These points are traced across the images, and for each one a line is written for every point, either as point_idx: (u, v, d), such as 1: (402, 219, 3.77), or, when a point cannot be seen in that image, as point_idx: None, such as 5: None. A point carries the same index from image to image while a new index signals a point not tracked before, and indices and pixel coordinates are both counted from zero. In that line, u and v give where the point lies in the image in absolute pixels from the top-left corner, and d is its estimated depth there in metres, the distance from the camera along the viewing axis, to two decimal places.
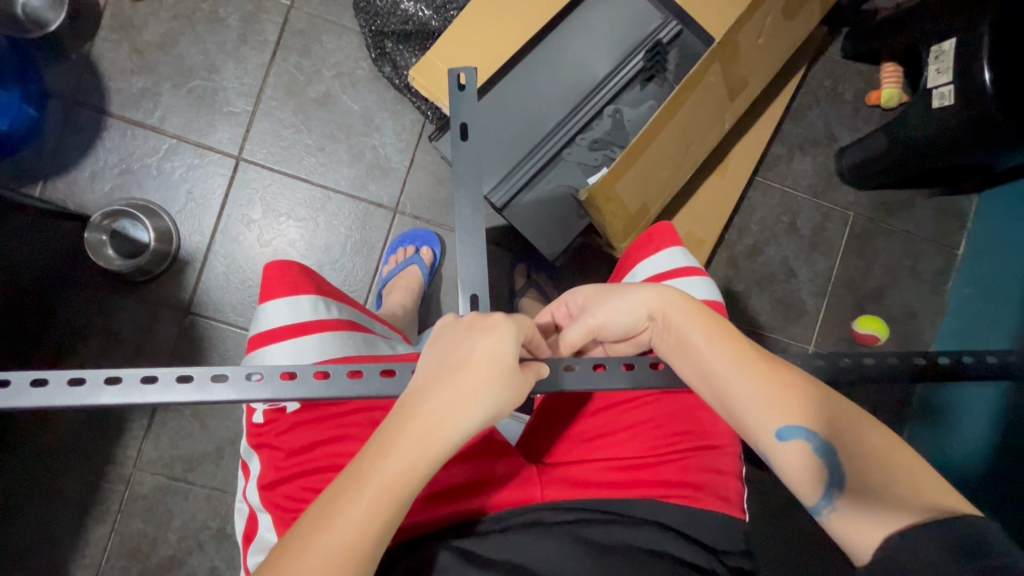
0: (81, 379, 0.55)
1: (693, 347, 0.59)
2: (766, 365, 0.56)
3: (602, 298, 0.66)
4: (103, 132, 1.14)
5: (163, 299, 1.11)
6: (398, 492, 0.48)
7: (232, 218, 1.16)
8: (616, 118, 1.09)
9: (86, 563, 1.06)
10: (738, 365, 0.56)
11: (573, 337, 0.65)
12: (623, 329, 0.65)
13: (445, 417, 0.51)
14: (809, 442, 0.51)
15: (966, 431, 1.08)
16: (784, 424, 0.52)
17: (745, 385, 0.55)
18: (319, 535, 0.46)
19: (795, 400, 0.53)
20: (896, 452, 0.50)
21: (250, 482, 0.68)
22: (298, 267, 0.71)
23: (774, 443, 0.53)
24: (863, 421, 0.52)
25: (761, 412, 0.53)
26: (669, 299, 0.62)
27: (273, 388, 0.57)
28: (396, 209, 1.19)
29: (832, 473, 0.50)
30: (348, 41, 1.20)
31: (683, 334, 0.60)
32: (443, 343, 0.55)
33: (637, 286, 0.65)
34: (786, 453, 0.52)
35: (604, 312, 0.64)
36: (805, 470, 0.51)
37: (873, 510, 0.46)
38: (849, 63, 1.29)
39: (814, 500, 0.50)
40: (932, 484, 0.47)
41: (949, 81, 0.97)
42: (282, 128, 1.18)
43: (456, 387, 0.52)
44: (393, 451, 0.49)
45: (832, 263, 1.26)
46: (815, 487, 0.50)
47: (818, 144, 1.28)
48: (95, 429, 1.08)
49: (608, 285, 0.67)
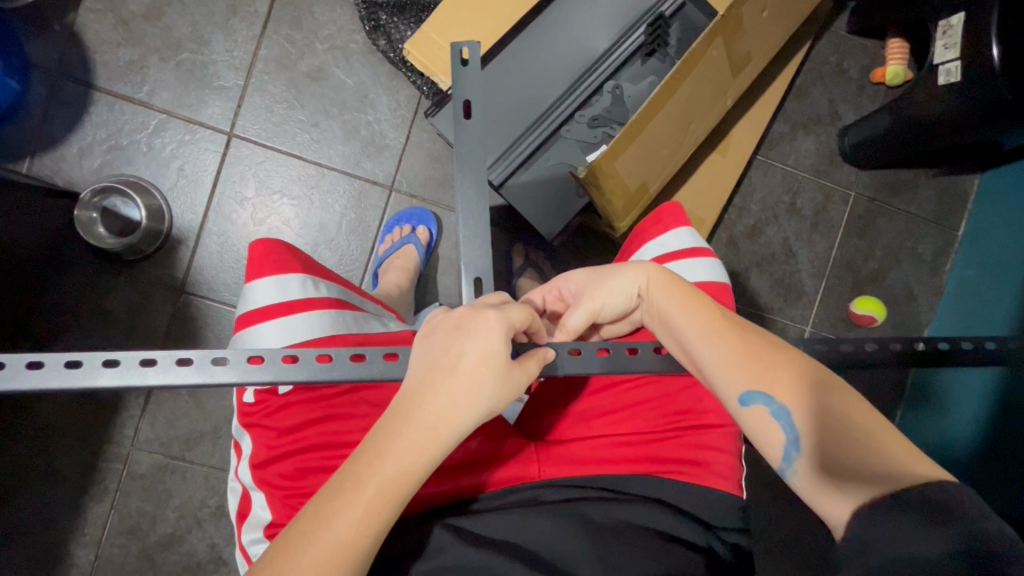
0: (78, 362, 0.55)
1: (672, 321, 0.60)
2: (742, 337, 0.56)
3: (597, 280, 0.65)
4: (89, 106, 1.11)
5: (156, 279, 1.10)
6: (394, 491, 0.48)
7: (225, 196, 1.14)
8: (616, 94, 1.06)
9: (86, 540, 1.07)
10: (706, 333, 0.57)
11: (573, 323, 0.64)
12: (619, 310, 0.65)
13: (438, 419, 0.50)
14: (768, 405, 0.52)
15: (959, 412, 1.08)
16: (746, 389, 0.53)
17: (710, 352, 0.56)
18: (313, 534, 0.46)
19: (760, 366, 0.53)
20: (860, 413, 0.50)
21: (242, 461, 0.67)
22: (284, 245, 0.70)
23: (738, 408, 0.53)
24: (834, 386, 0.52)
25: (725, 377, 0.54)
26: (656, 278, 0.62)
27: (273, 371, 0.56)
28: (392, 187, 1.17)
29: (789, 434, 0.51)
30: (342, 13, 1.17)
31: (664, 311, 0.60)
32: (432, 340, 0.54)
33: (626, 264, 0.65)
34: (749, 417, 0.53)
35: (601, 296, 0.64)
36: (765, 433, 0.52)
37: (847, 483, 0.45)
38: (854, 38, 1.26)
39: (777, 464, 0.51)
40: (897, 448, 0.47)
41: (956, 57, 0.95)
42: (275, 104, 1.15)
43: (444, 388, 0.51)
44: (389, 453, 0.49)
45: (832, 244, 1.25)
46: (778, 452, 0.51)
47: (821, 122, 1.26)
48: (90, 408, 1.08)
49: (599, 267, 0.67)
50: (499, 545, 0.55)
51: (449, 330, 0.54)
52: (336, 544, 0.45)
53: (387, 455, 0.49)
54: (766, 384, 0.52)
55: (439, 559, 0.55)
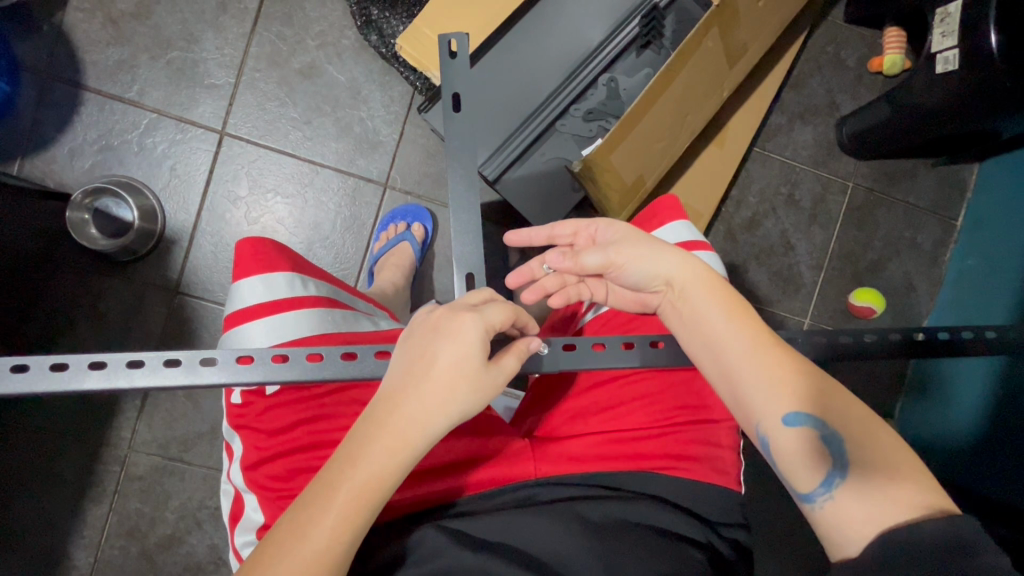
0: (64, 365, 0.54)
1: (706, 320, 0.57)
2: (781, 349, 0.55)
3: (638, 244, 0.61)
4: (79, 107, 1.10)
5: (150, 280, 1.09)
6: (367, 502, 0.48)
7: (218, 195, 1.13)
8: (611, 87, 1.05)
9: (84, 543, 1.07)
10: (751, 346, 0.55)
11: (589, 261, 0.61)
12: (636, 282, 0.61)
13: (416, 426, 0.50)
14: (817, 428, 0.50)
15: (962, 404, 1.07)
16: (794, 409, 0.51)
17: (753, 366, 0.54)
18: (289, 548, 0.45)
19: (796, 383, 0.52)
20: (875, 430, 0.50)
21: (234, 463, 0.67)
22: (272, 243, 0.69)
23: (780, 428, 0.51)
24: (840, 395, 0.52)
25: (769, 395, 0.52)
26: (697, 274, 0.59)
27: (264, 371, 0.56)
28: (386, 184, 1.16)
29: (836, 461, 0.49)
30: (333, 9, 1.16)
31: (699, 305, 0.58)
32: (410, 345, 0.53)
33: (676, 249, 0.61)
34: (788, 439, 0.51)
35: (630, 256, 0.61)
36: (805, 456, 0.50)
37: (873, 501, 0.46)
38: (851, 27, 1.25)
39: (810, 486, 0.49)
40: (905, 466, 0.48)
41: (954, 45, 0.93)
42: (267, 101, 1.14)
43: (434, 399, 0.50)
44: (360, 462, 0.48)
45: (830, 236, 1.24)
46: (798, 466, 0.50)
47: (819, 112, 1.25)
48: (86, 411, 1.07)
49: (645, 233, 0.63)
50: (496, 547, 0.55)
51: (430, 336, 0.52)
52: (312, 555, 0.45)
53: (359, 463, 0.48)
54: (812, 407, 0.51)
55: (437, 562, 0.53)
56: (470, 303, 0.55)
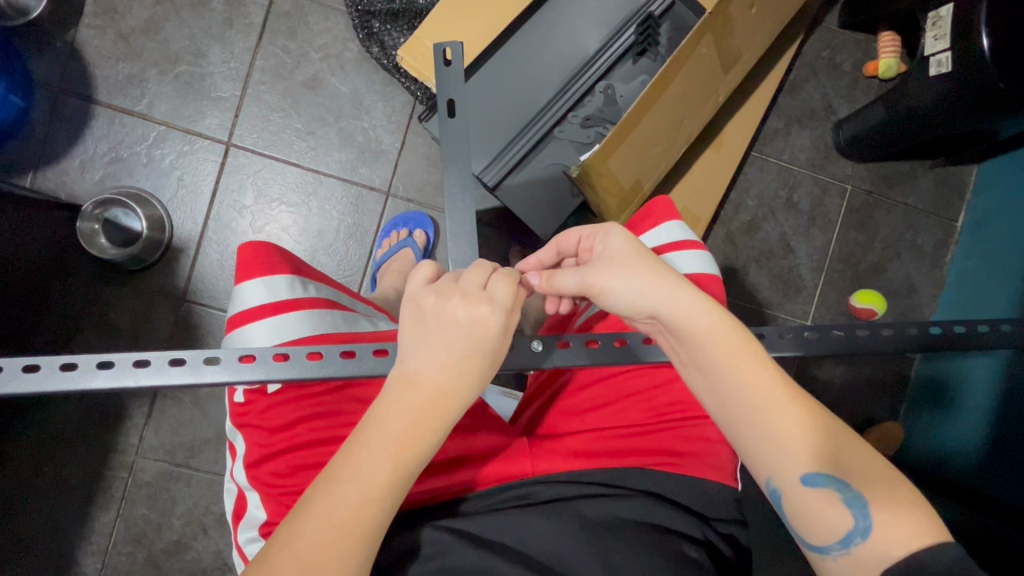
0: (73, 364, 0.56)
1: (710, 367, 0.54)
2: (797, 401, 0.52)
3: (617, 267, 0.58)
4: (91, 120, 1.13)
5: (158, 289, 1.11)
6: (370, 525, 0.48)
7: (224, 205, 1.15)
8: (608, 94, 1.07)
9: (92, 549, 1.08)
10: (765, 395, 0.52)
11: (564, 283, 0.60)
12: (618, 306, 0.58)
13: (424, 434, 0.50)
14: (838, 489, 0.48)
15: (967, 408, 1.06)
16: (814, 471, 0.49)
17: (769, 422, 0.51)
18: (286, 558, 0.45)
19: (811, 434, 0.50)
20: (898, 485, 0.49)
21: (236, 462, 0.68)
22: (273, 247, 0.71)
23: (796, 484, 0.50)
24: (856, 446, 0.51)
25: (784, 449, 0.50)
26: (690, 306, 0.55)
27: (266, 369, 0.57)
28: (389, 192, 1.18)
29: (859, 521, 0.47)
30: (335, 23, 1.19)
31: (698, 349, 0.55)
32: (410, 344, 0.53)
33: (663, 272, 0.57)
34: (806, 496, 0.49)
35: (606, 284, 0.57)
36: (824, 512, 0.48)
37: (887, 553, 0.45)
38: (846, 32, 1.27)
39: (825, 541, 0.48)
40: (929, 516, 0.47)
41: (947, 48, 0.95)
42: (271, 113, 1.17)
43: (448, 394, 0.51)
44: (360, 476, 0.48)
45: (830, 238, 1.25)
46: (827, 533, 0.48)
47: (815, 116, 1.26)
48: (96, 418, 1.09)
49: (635, 253, 0.59)
50: (495, 546, 0.55)
51: (435, 326, 0.52)
52: (313, 551, 0.45)
53: (359, 478, 0.48)
54: (830, 465, 0.49)
55: (442, 561, 0.54)
56: (478, 283, 0.54)
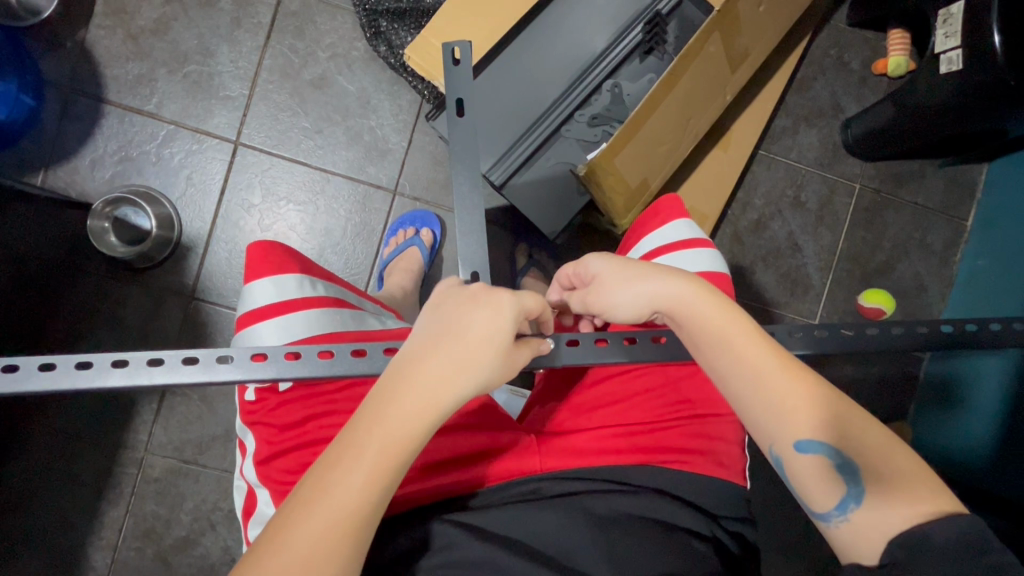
0: (88, 363, 0.56)
1: (718, 340, 0.55)
2: (796, 373, 0.53)
3: (607, 279, 0.63)
4: (101, 119, 1.14)
5: (167, 286, 1.12)
6: (363, 508, 0.47)
7: (232, 203, 1.16)
8: (615, 92, 1.07)
9: (102, 544, 1.09)
10: (766, 373, 0.53)
11: (575, 308, 0.66)
12: (623, 319, 0.63)
13: (414, 424, 0.50)
14: (830, 456, 0.49)
15: (978, 406, 1.05)
16: (810, 434, 0.50)
17: (771, 394, 0.52)
18: (272, 555, 0.44)
19: (811, 401, 0.51)
20: (896, 451, 0.49)
21: (246, 459, 0.68)
22: (281, 246, 0.71)
23: (791, 452, 0.51)
24: (853, 416, 0.51)
25: (786, 420, 0.51)
26: (678, 299, 0.58)
27: (277, 367, 0.57)
28: (396, 191, 1.18)
29: (851, 486, 0.48)
30: (343, 22, 1.19)
31: (690, 327, 0.57)
32: (440, 314, 0.55)
33: (656, 277, 0.60)
34: (802, 464, 0.50)
35: (603, 304, 0.62)
36: (819, 478, 0.49)
37: (890, 519, 0.45)
38: (855, 30, 1.26)
39: (824, 508, 0.49)
40: (929, 482, 0.47)
41: (957, 44, 0.94)
42: (279, 112, 1.17)
43: (443, 389, 0.51)
44: (348, 471, 0.47)
45: (838, 238, 1.24)
46: (826, 498, 0.49)
47: (823, 115, 1.26)
48: (106, 414, 1.10)
49: (626, 265, 0.62)
50: (503, 541, 0.55)
51: (459, 326, 0.54)
52: (310, 542, 0.44)
53: (347, 473, 0.47)
54: (827, 435, 0.50)
55: (449, 555, 0.54)
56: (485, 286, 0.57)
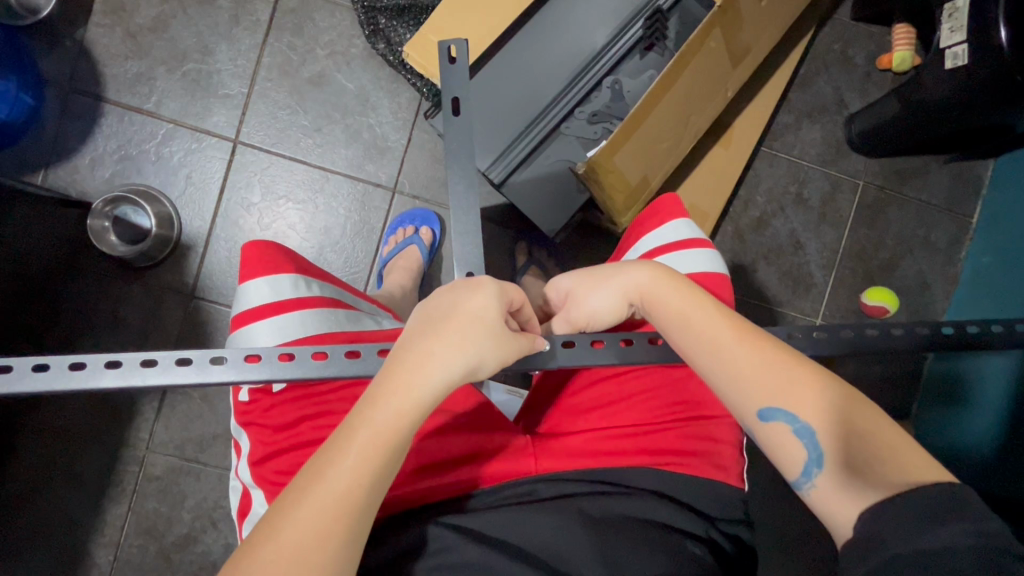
0: (82, 364, 0.56)
1: (693, 329, 0.57)
2: (766, 353, 0.54)
3: (577, 292, 0.67)
4: (100, 118, 1.14)
5: (167, 285, 1.12)
6: (356, 499, 0.46)
7: (232, 202, 1.16)
8: (615, 89, 1.06)
9: (104, 541, 1.09)
10: (748, 364, 0.53)
11: (559, 331, 0.68)
12: (607, 322, 0.66)
13: (396, 420, 0.49)
14: (790, 420, 0.50)
15: (981, 404, 1.04)
16: (768, 402, 0.51)
17: (748, 378, 0.53)
18: (262, 548, 0.43)
19: (778, 375, 0.52)
20: (856, 407, 0.50)
21: (241, 459, 0.68)
22: (276, 246, 0.71)
23: (757, 423, 0.52)
24: (830, 390, 0.51)
25: (759, 401, 0.52)
26: (649, 281, 0.62)
27: (271, 369, 0.57)
28: (395, 189, 1.18)
29: (812, 451, 0.49)
30: (342, 19, 1.19)
31: (665, 317, 0.60)
32: (434, 305, 0.55)
33: (618, 273, 0.64)
34: (767, 431, 0.51)
35: (587, 315, 0.65)
36: (782, 444, 0.50)
37: (860, 486, 0.45)
38: (859, 25, 1.24)
39: (791, 475, 0.50)
40: (911, 455, 0.46)
41: (963, 40, 0.92)
42: (279, 110, 1.17)
43: (424, 386, 0.50)
44: (335, 469, 0.46)
45: (840, 235, 1.23)
46: (792, 464, 0.50)
47: (827, 111, 1.24)
48: (107, 412, 1.11)
49: (589, 274, 0.67)
50: (497, 544, 0.55)
51: (444, 321, 0.53)
52: (301, 539, 0.43)
53: (333, 472, 0.46)
54: (788, 400, 0.51)
55: (444, 558, 0.54)
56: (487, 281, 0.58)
